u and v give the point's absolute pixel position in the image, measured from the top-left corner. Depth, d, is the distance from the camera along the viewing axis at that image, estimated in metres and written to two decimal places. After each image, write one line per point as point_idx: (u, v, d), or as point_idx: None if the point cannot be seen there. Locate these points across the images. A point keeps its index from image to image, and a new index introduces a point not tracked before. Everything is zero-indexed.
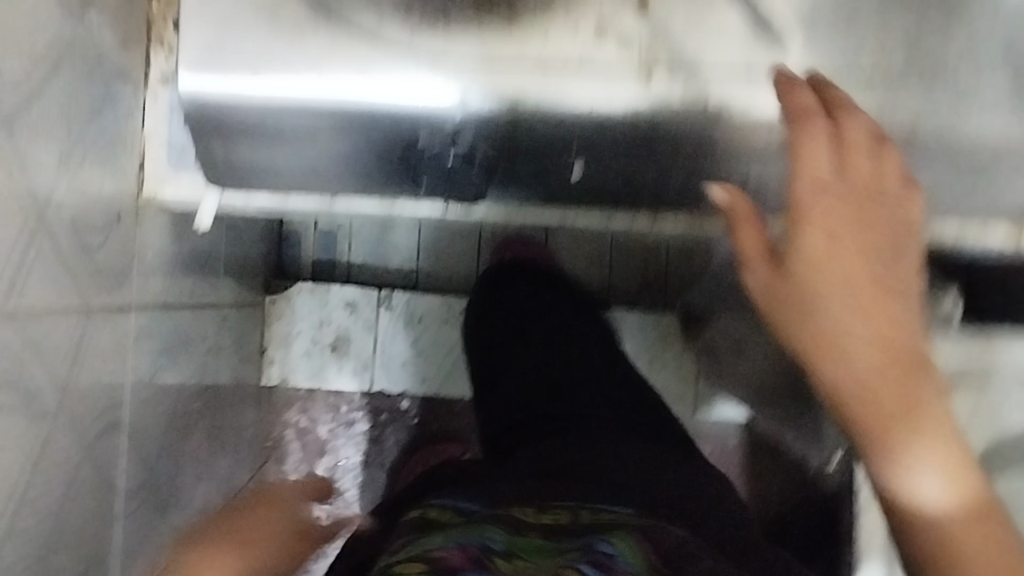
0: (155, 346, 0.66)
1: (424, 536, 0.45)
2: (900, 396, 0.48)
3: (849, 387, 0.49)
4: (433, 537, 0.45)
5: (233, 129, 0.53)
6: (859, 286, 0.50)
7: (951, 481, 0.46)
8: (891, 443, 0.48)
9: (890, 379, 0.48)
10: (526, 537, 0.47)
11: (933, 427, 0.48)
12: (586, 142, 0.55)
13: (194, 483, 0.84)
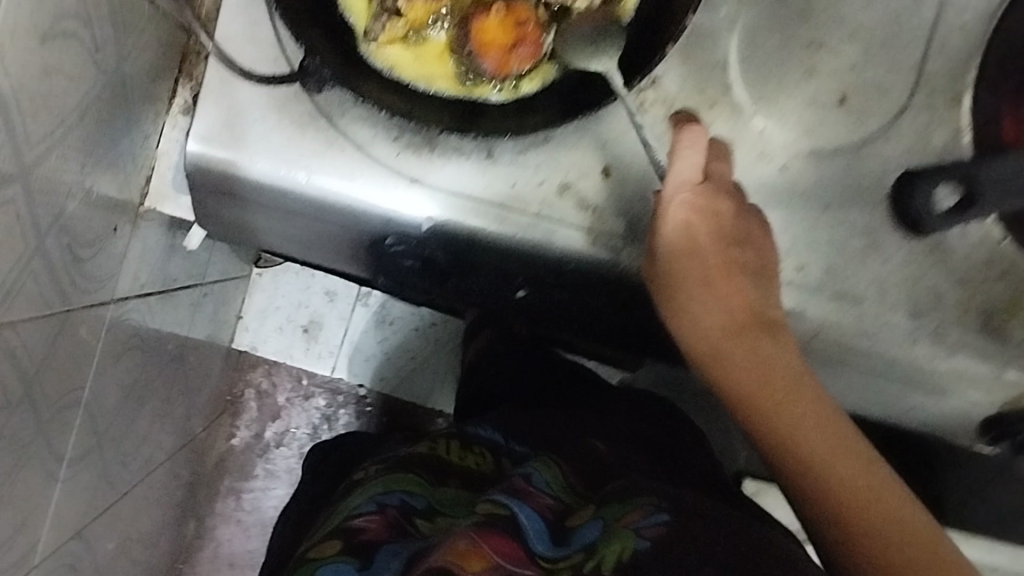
0: (116, 328, 0.72)
1: (350, 502, 0.59)
2: (825, 430, 0.46)
3: (788, 430, 0.46)
4: (357, 500, 0.59)
5: (229, 196, 0.57)
6: (744, 340, 0.49)
7: (878, 495, 0.43)
8: (831, 473, 0.44)
9: (835, 449, 0.45)
10: (445, 488, 0.61)
11: (862, 468, 0.44)
12: (535, 278, 0.58)
13: (142, 433, 0.89)
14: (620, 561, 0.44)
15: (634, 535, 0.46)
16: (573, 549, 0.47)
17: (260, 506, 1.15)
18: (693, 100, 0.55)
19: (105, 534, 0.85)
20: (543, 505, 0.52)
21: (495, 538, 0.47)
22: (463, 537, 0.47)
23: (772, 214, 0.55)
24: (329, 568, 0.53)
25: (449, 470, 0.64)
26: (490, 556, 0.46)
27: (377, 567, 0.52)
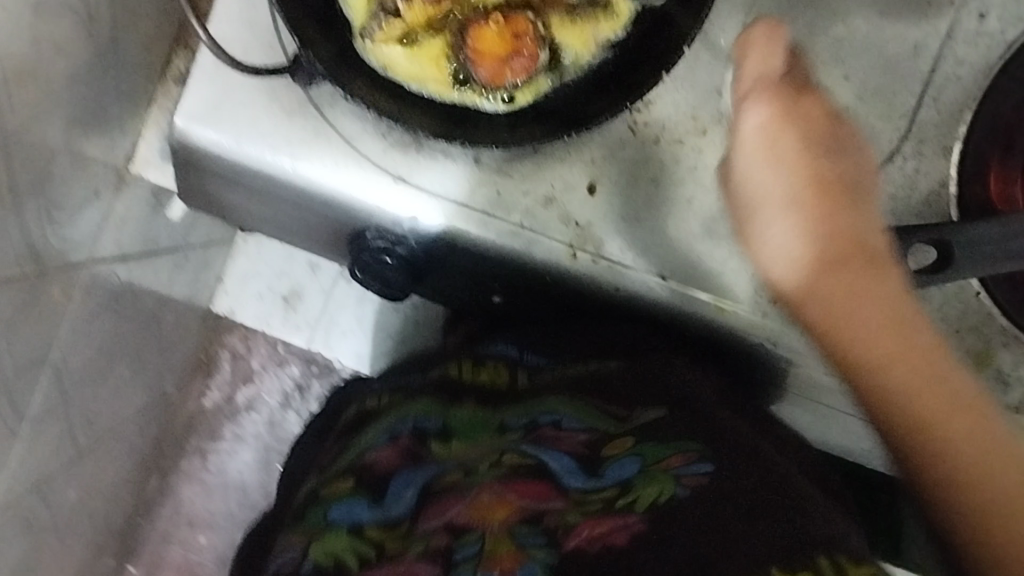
0: (93, 291, 0.72)
1: (364, 438, 0.56)
2: (876, 306, 0.39)
3: (845, 343, 0.39)
4: (371, 435, 0.56)
5: (213, 175, 0.57)
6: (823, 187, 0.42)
7: (933, 383, 0.36)
8: (883, 374, 0.37)
9: (903, 368, 0.37)
10: (463, 407, 0.58)
11: (912, 358, 0.37)
12: (510, 284, 0.59)
13: (110, 388, 0.87)
14: (656, 501, 0.41)
15: (673, 481, 0.43)
16: (606, 483, 0.44)
17: (224, 469, 1.14)
18: (685, 126, 0.55)
19: (66, 489, 0.84)
20: (575, 444, 0.48)
21: (522, 484, 0.45)
22: (486, 488, 0.45)
23: None
24: (339, 506, 0.48)
25: (460, 388, 0.60)
26: (515, 502, 0.43)
27: (393, 499, 0.48)
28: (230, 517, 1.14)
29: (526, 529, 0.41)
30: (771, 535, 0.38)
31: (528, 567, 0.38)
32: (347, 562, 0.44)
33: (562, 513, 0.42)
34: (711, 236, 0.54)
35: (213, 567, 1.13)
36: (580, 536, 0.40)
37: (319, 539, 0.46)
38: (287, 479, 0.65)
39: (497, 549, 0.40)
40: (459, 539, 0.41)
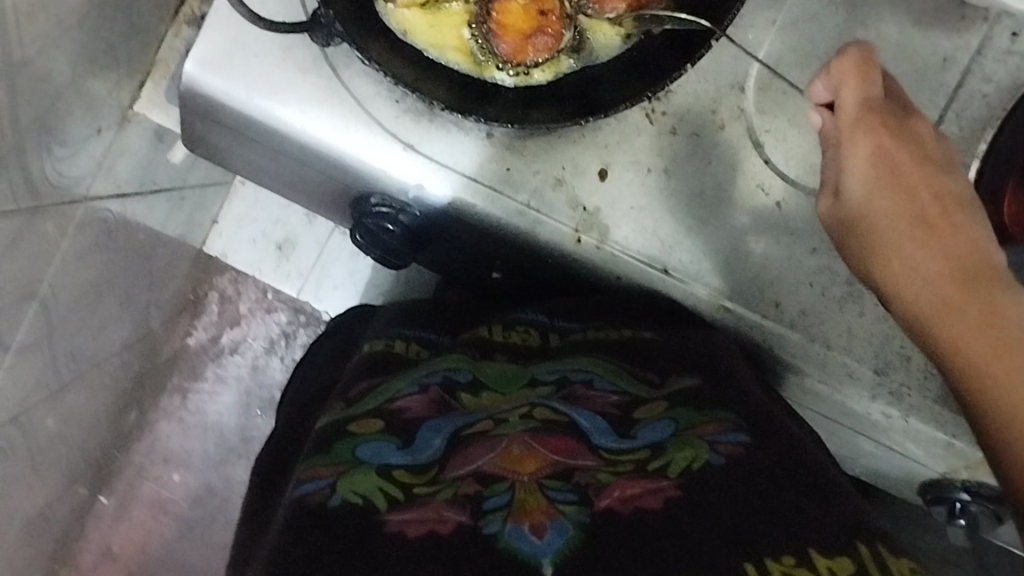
0: (88, 225, 0.71)
1: (392, 385, 0.54)
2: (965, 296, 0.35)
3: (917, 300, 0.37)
4: (398, 382, 0.54)
5: (218, 124, 0.55)
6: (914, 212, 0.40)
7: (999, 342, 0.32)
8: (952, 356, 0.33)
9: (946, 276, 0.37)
10: (493, 362, 0.55)
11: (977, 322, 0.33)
12: (509, 261, 0.58)
13: (96, 321, 0.86)
14: (689, 467, 0.43)
15: (707, 447, 0.45)
16: (638, 444, 0.46)
17: (204, 410, 1.14)
18: (703, 119, 0.54)
19: (46, 419, 0.84)
20: (605, 404, 0.49)
21: (551, 438, 0.46)
22: (515, 439, 0.46)
23: (761, 244, 0.54)
24: (370, 444, 0.48)
25: (488, 346, 0.56)
26: (547, 456, 0.45)
27: (422, 445, 0.48)
28: (205, 458, 1.14)
29: (556, 483, 0.43)
30: (817, 534, 0.38)
31: (559, 522, 0.40)
32: (376, 501, 0.44)
33: (593, 470, 0.44)
34: (716, 233, 0.54)
35: (185, 505, 1.13)
36: (612, 496, 0.42)
37: (345, 475, 0.46)
38: (296, 417, 0.63)
39: (526, 501, 0.41)
40: (488, 487, 0.43)
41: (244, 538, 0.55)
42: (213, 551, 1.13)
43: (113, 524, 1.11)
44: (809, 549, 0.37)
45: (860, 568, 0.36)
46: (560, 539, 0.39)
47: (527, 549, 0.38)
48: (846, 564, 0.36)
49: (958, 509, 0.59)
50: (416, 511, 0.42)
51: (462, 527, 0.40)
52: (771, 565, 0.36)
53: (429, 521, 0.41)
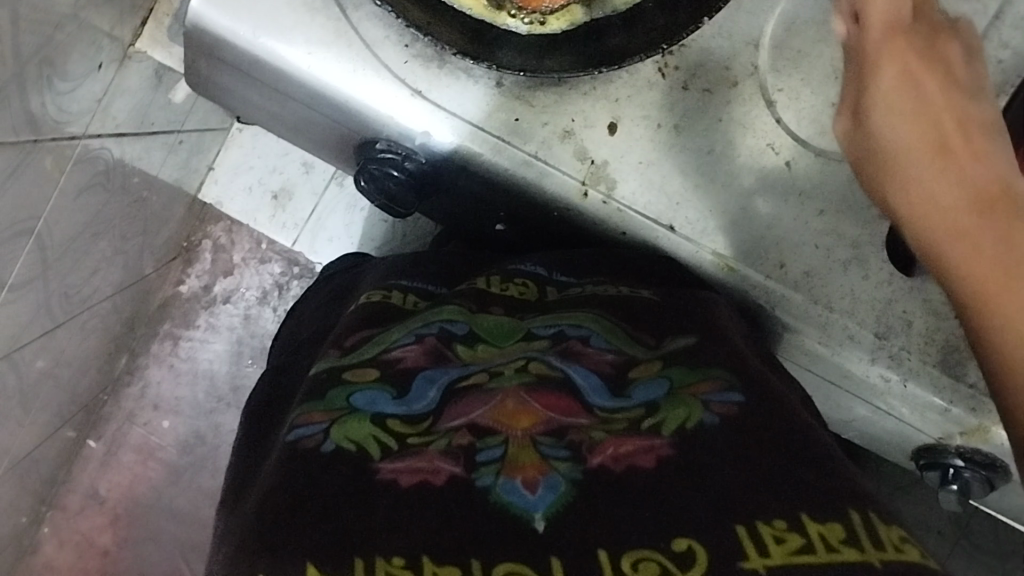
0: (84, 164, 0.70)
1: (388, 335, 0.53)
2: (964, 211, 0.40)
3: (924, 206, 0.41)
4: (395, 333, 0.53)
5: (222, 63, 0.54)
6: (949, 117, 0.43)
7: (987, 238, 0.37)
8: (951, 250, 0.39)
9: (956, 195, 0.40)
10: (490, 314, 0.54)
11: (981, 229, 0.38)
12: (513, 213, 0.58)
13: (88, 261, 0.85)
14: (682, 426, 0.43)
15: (702, 406, 0.44)
16: (633, 403, 0.46)
17: (195, 357, 1.12)
18: (716, 74, 0.53)
19: (36, 359, 0.83)
20: (601, 363, 0.49)
21: (545, 394, 0.46)
22: (511, 393, 0.46)
23: (768, 203, 0.54)
24: (365, 393, 0.48)
25: (488, 297, 0.55)
26: (541, 413, 0.45)
27: (417, 396, 0.48)
28: (195, 405, 1.12)
29: (550, 440, 0.43)
30: (809, 495, 0.38)
31: (551, 479, 0.40)
32: (369, 450, 0.43)
33: (586, 429, 0.44)
34: (722, 192, 0.54)
35: (174, 452, 1.12)
36: (604, 453, 0.42)
37: (339, 422, 0.46)
38: (286, 369, 0.62)
39: (518, 457, 0.42)
40: (481, 439, 0.43)
41: (236, 476, 0.54)
42: (201, 497, 1.12)
43: (101, 469, 1.12)
44: (800, 515, 0.37)
45: (852, 534, 0.36)
46: (552, 495, 0.39)
47: (517, 504, 0.39)
48: (839, 531, 0.36)
49: (951, 474, 0.59)
50: (409, 460, 0.42)
51: (454, 480, 0.41)
52: (762, 529, 0.36)
53: (422, 470, 0.41)
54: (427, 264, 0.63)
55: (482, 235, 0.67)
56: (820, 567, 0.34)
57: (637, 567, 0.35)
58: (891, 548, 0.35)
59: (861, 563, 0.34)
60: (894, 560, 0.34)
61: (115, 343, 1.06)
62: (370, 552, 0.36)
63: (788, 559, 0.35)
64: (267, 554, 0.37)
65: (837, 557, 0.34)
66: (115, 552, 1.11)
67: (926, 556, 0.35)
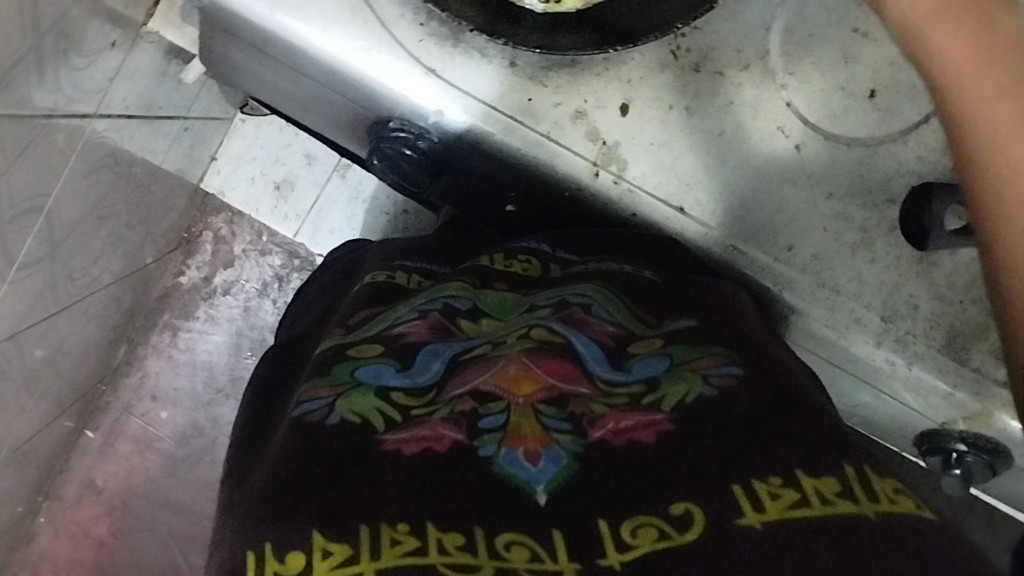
0: (92, 146, 0.71)
1: (391, 312, 0.53)
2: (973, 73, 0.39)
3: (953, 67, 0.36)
4: (400, 311, 0.53)
5: (240, 40, 0.56)
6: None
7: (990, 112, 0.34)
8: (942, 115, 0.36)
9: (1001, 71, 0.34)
10: (493, 291, 0.54)
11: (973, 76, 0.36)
12: (527, 192, 0.59)
13: (90, 246, 0.85)
14: (683, 401, 0.43)
15: (701, 381, 0.44)
16: (632, 378, 0.46)
17: (194, 348, 1.11)
18: (727, 58, 0.54)
19: (37, 344, 0.82)
20: (603, 334, 0.48)
21: (547, 359, 0.45)
22: (513, 359, 0.45)
23: (775, 187, 0.54)
24: (370, 368, 0.47)
25: (490, 274, 0.56)
26: (543, 379, 0.45)
27: (421, 368, 0.47)
28: (194, 397, 1.11)
29: (551, 410, 0.43)
30: (808, 454, 0.39)
31: (553, 450, 0.41)
32: (373, 421, 0.43)
33: (587, 400, 0.44)
34: (730, 174, 0.54)
35: (172, 443, 1.11)
36: (606, 428, 0.42)
37: (344, 395, 0.45)
38: (287, 349, 0.62)
39: (520, 426, 0.42)
40: (483, 406, 0.43)
41: (240, 451, 0.54)
42: (198, 489, 1.11)
43: (98, 460, 1.11)
44: (796, 470, 0.37)
45: (846, 487, 0.36)
46: (554, 467, 0.40)
47: (518, 476, 0.39)
48: (832, 484, 0.36)
49: (954, 458, 0.59)
50: (410, 431, 0.42)
51: (457, 447, 0.41)
52: (758, 485, 0.37)
53: (425, 439, 0.41)
54: (432, 244, 0.64)
55: (490, 218, 0.67)
56: (814, 520, 0.34)
57: (636, 533, 0.36)
58: (885, 500, 0.35)
59: (854, 514, 0.34)
60: (888, 512, 0.34)
61: (115, 333, 1.06)
62: (375, 520, 0.36)
63: (783, 513, 0.35)
64: (273, 523, 0.37)
65: (832, 509, 0.35)
66: (111, 543, 1.10)
67: (919, 505, 0.35)
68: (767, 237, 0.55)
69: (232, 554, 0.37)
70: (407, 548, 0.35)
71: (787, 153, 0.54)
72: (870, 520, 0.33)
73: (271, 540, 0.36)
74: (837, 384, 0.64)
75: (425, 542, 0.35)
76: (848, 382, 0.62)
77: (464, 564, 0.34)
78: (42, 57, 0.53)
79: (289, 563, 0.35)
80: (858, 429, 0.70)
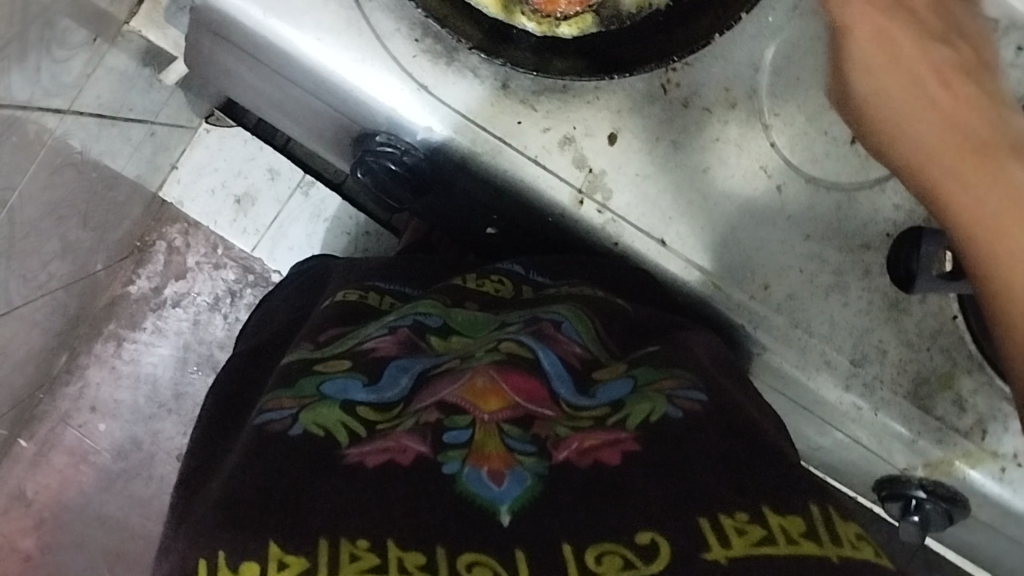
0: (56, 140, 0.70)
1: (359, 330, 0.52)
2: (975, 167, 0.37)
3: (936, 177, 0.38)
4: (368, 328, 0.52)
5: (229, 43, 0.57)
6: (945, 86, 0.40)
7: None
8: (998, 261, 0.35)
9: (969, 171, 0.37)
10: (464, 309, 0.54)
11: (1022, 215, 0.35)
12: (505, 215, 0.60)
13: (41, 251, 0.82)
14: (646, 420, 0.43)
15: (666, 401, 0.44)
16: (598, 402, 0.46)
17: (138, 360, 1.08)
18: (714, 95, 0.55)
19: None
20: (571, 354, 0.48)
21: (514, 375, 0.45)
22: (479, 371, 0.44)
23: (751, 225, 0.55)
24: (336, 381, 0.46)
25: (464, 292, 0.56)
26: (510, 396, 0.44)
27: (389, 383, 0.46)
28: (135, 410, 1.08)
29: (515, 431, 0.42)
30: (769, 486, 0.39)
31: (517, 471, 0.40)
32: (337, 435, 0.42)
33: (552, 422, 0.43)
34: (710, 211, 0.55)
35: (108, 457, 1.08)
36: (570, 448, 0.41)
37: (308, 407, 0.44)
38: (246, 360, 0.60)
39: (485, 443, 0.41)
40: (449, 419, 0.42)
41: (196, 454, 0.53)
42: (133, 505, 1.07)
43: (30, 470, 1.07)
44: (762, 507, 0.38)
45: (811, 526, 0.37)
46: (518, 489, 0.39)
47: (482, 495, 0.38)
48: (798, 523, 0.37)
49: (913, 505, 0.58)
50: (376, 443, 0.41)
51: (421, 461, 0.39)
52: (725, 521, 0.37)
53: (389, 450, 0.40)
54: (411, 262, 0.64)
55: (473, 241, 0.67)
56: (781, 561, 0.35)
57: (601, 561, 0.35)
58: (847, 544, 0.37)
59: (820, 558, 0.35)
60: (850, 558, 0.36)
61: (61, 340, 1.03)
62: (334, 533, 0.35)
63: (750, 551, 0.36)
64: (229, 529, 0.36)
65: (798, 548, 0.36)
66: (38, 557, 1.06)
67: (879, 554, 0.37)
68: (741, 276, 0.55)
69: (182, 557, 0.36)
70: (365, 565, 0.34)
71: (766, 193, 0.55)
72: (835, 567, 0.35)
73: (225, 548, 0.35)
74: (800, 425, 0.64)
75: (385, 560, 0.34)
76: (808, 422, 0.63)
77: None
78: (6, 37, 0.51)
79: (243, 572, 0.34)
80: (826, 470, 0.70)
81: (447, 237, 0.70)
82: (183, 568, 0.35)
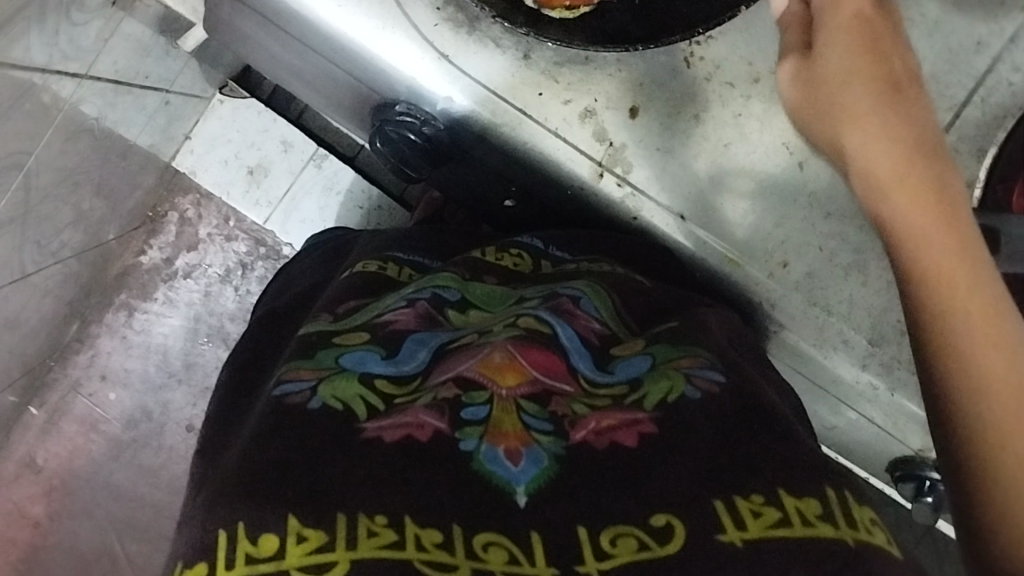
0: (72, 106, 0.70)
1: (378, 301, 0.52)
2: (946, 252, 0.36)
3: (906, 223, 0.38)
4: (387, 298, 0.52)
5: (252, 11, 0.57)
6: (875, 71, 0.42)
7: (959, 277, 0.35)
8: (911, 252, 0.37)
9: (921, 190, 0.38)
10: (482, 283, 0.53)
11: (947, 260, 0.36)
12: (524, 186, 0.60)
13: (55, 220, 0.82)
14: (665, 399, 0.43)
15: (684, 380, 0.44)
16: (616, 379, 0.45)
17: (150, 330, 1.09)
18: (738, 70, 0.54)
19: None
20: (588, 330, 0.48)
21: (534, 350, 0.44)
22: (498, 347, 0.44)
23: (773, 199, 0.54)
24: (354, 353, 0.45)
25: (481, 265, 0.55)
26: (528, 372, 0.43)
27: (407, 357, 0.45)
28: (145, 380, 1.08)
29: (533, 409, 0.42)
30: (788, 474, 0.38)
31: (533, 451, 0.39)
32: (356, 409, 0.41)
33: (569, 399, 0.43)
34: (727, 187, 0.54)
35: (118, 426, 1.08)
36: (587, 428, 0.41)
37: (326, 380, 0.43)
38: (262, 331, 0.60)
39: (502, 422, 0.40)
40: (467, 394, 0.41)
41: (215, 426, 0.52)
42: (142, 475, 1.07)
43: (40, 438, 1.07)
44: (778, 488, 0.37)
45: (826, 509, 0.37)
46: (534, 468, 0.38)
47: (499, 473, 0.38)
48: (813, 506, 0.37)
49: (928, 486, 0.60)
50: (394, 418, 0.40)
51: (439, 438, 0.39)
52: (740, 503, 0.37)
53: (407, 425, 0.39)
54: (429, 232, 0.63)
55: (492, 215, 0.67)
56: (795, 544, 0.35)
57: (615, 542, 0.35)
58: (863, 529, 0.36)
59: (835, 540, 0.35)
60: (866, 541, 0.35)
61: (73, 309, 1.03)
62: (352, 509, 0.35)
63: (765, 533, 0.35)
64: (245, 503, 0.35)
65: (813, 531, 0.35)
66: (47, 524, 1.06)
67: (892, 541, 0.36)
68: (766, 253, 0.54)
69: (199, 531, 0.35)
70: (383, 541, 0.33)
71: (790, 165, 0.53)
72: (852, 549, 0.34)
73: (244, 520, 0.34)
74: (813, 404, 0.64)
75: (403, 536, 0.34)
76: (823, 401, 0.62)
77: (441, 563, 0.33)
78: None
79: (262, 544, 0.33)
80: (843, 448, 0.69)
81: (462, 210, 0.70)
82: (201, 541, 0.34)
